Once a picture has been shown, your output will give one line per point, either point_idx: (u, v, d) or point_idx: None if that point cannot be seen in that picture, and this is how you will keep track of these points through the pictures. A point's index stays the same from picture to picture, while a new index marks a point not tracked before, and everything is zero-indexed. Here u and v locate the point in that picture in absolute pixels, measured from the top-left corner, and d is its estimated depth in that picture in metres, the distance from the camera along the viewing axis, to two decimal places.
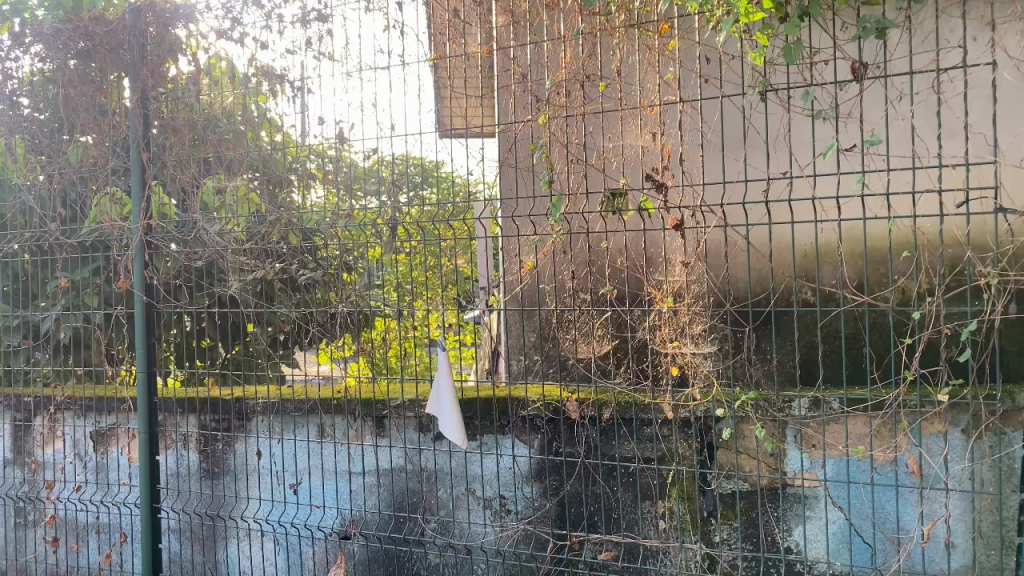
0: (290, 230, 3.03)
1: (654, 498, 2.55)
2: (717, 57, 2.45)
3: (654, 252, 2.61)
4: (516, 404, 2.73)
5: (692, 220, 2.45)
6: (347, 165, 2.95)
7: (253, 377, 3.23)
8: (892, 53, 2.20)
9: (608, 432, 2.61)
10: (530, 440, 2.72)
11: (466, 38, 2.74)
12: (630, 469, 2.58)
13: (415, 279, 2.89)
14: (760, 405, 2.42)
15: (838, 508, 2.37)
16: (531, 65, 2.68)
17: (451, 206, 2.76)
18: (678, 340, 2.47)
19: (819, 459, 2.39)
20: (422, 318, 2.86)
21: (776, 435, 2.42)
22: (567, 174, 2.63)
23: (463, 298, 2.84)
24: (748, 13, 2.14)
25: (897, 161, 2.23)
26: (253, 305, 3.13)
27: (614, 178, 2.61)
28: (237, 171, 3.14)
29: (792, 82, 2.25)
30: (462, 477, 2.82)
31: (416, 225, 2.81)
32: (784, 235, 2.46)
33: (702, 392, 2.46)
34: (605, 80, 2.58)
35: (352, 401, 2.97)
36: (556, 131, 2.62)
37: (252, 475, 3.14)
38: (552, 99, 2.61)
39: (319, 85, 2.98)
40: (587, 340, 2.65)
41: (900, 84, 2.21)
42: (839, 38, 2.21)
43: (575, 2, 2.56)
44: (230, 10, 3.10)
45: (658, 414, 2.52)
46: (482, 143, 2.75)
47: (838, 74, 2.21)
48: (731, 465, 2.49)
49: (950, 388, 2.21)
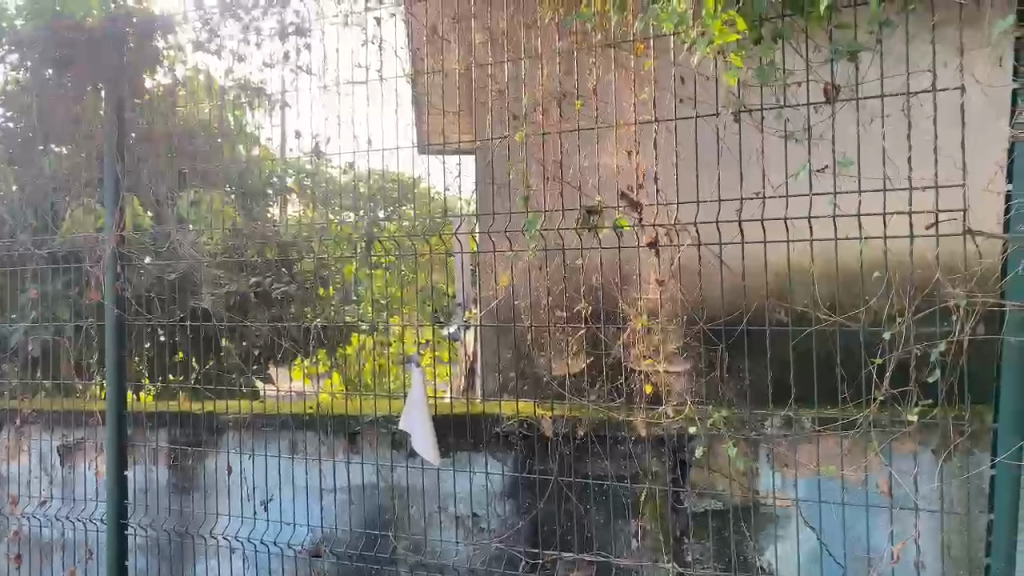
0: (266, 244, 3.01)
1: (627, 517, 2.54)
2: (692, 77, 2.46)
3: (628, 269, 2.59)
4: (490, 421, 2.73)
5: (667, 239, 2.49)
6: (325, 179, 2.93)
7: (224, 391, 3.15)
8: (864, 76, 2.21)
9: (582, 450, 2.60)
10: (503, 457, 2.71)
11: (445, 55, 2.78)
12: (603, 488, 2.57)
13: (390, 295, 2.84)
14: (732, 423, 2.43)
15: (809, 528, 2.36)
16: (509, 82, 2.69)
17: (429, 221, 2.75)
18: (653, 357, 2.52)
19: (791, 478, 2.37)
20: (398, 334, 2.84)
21: (749, 454, 2.41)
22: (543, 193, 2.65)
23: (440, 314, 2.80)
24: (722, 34, 2.16)
25: (868, 183, 2.26)
26: (226, 317, 3.11)
27: (590, 196, 2.59)
28: (214, 183, 3.13)
29: (765, 104, 2.30)
30: (435, 494, 2.80)
31: (394, 240, 2.80)
32: (756, 256, 2.44)
33: (676, 410, 2.47)
34: (582, 98, 2.59)
35: (324, 417, 2.95)
36: (534, 148, 2.66)
37: (222, 491, 3.10)
38: (529, 117, 2.65)
39: (296, 99, 2.97)
40: (562, 357, 2.65)
41: (871, 107, 2.24)
42: (811, 60, 2.23)
43: (553, 22, 2.61)
44: (208, 22, 3.08)
45: (631, 432, 2.53)
46: (459, 160, 2.78)
47: (811, 96, 2.25)
48: (704, 483, 2.46)
49: (920, 408, 2.23)
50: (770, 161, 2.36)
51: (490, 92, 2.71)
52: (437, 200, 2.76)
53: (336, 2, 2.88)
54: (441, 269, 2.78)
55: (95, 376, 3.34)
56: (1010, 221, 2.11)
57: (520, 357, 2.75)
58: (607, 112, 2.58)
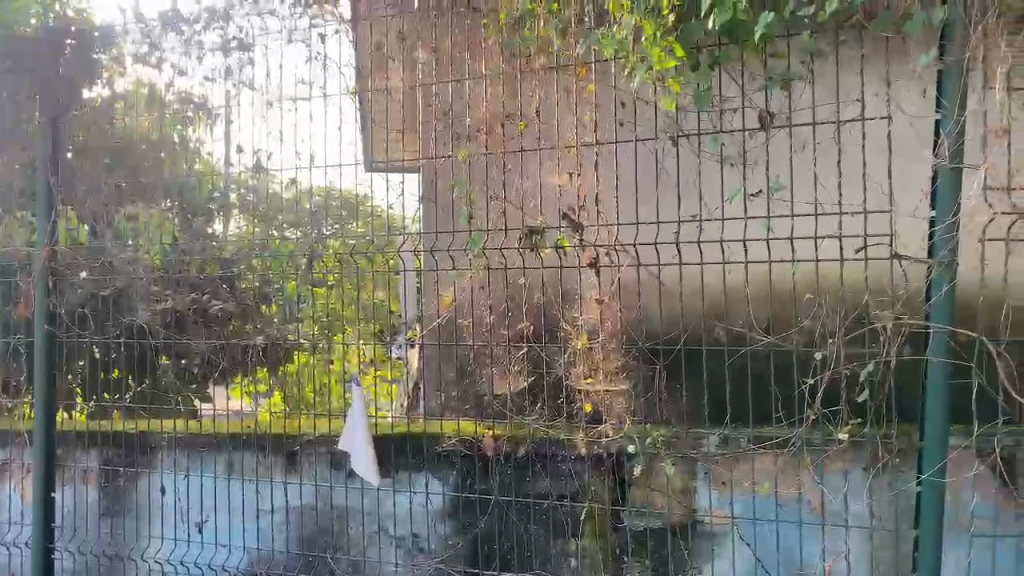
0: (207, 260, 2.98)
1: (567, 536, 2.55)
2: (631, 101, 2.49)
3: (569, 288, 2.60)
4: (432, 440, 2.72)
5: (607, 258, 2.51)
6: (271, 196, 2.89)
7: (160, 410, 3.06)
8: (797, 103, 2.29)
9: (522, 469, 2.60)
10: (445, 476, 2.70)
11: (388, 73, 2.77)
12: (543, 507, 2.57)
13: (333, 312, 2.81)
14: (672, 441, 2.46)
15: (745, 544, 2.39)
16: (454, 102, 2.70)
17: (373, 238, 2.75)
18: (593, 377, 2.54)
19: (727, 496, 2.42)
20: (340, 352, 2.81)
21: (687, 473, 2.45)
22: (486, 213, 2.66)
23: (384, 332, 2.77)
24: (660, 60, 2.23)
25: (800, 207, 2.32)
26: (162, 335, 3.04)
27: (532, 216, 2.61)
28: (152, 198, 3.07)
29: (702, 129, 2.36)
30: (374, 515, 2.76)
31: (339, 259, 2.79)
32: (693, 278, 2.47)
33: (615, 429, 2.49)
34: (525, 119, 2.60)
35: (262, 436, 2.90)
36: (476, 169, 2.67)
37: (155, 512, 3.03)
38: (473, 136, 2.66)
39: (239, 114, 2.94)
40: (504, 376, 2.65)
41: (804, 133, 2.31)
42: (745, 87, 2.30)
43: (496, 43, 2.63)
44: (149, 35, 3.03)
45: (572, 450, 2.54)
46: (403, 177, 2.76)
47: (746, 122, 2.33)
48: (644, 501, 2.48)
49: (850, 427, 2.30)
50: (706, 184, 2.41)
51: (434, 111, 2.73)
52: (382, 216, 2.76)
53: (279, 17, 2.86)
54: (385, 286, 2.75)
55: (21, 394, 3.22)
56: (934, 246, 2.10)
57: (462, 376, 2.73)
58: (549, 133, 2.58)
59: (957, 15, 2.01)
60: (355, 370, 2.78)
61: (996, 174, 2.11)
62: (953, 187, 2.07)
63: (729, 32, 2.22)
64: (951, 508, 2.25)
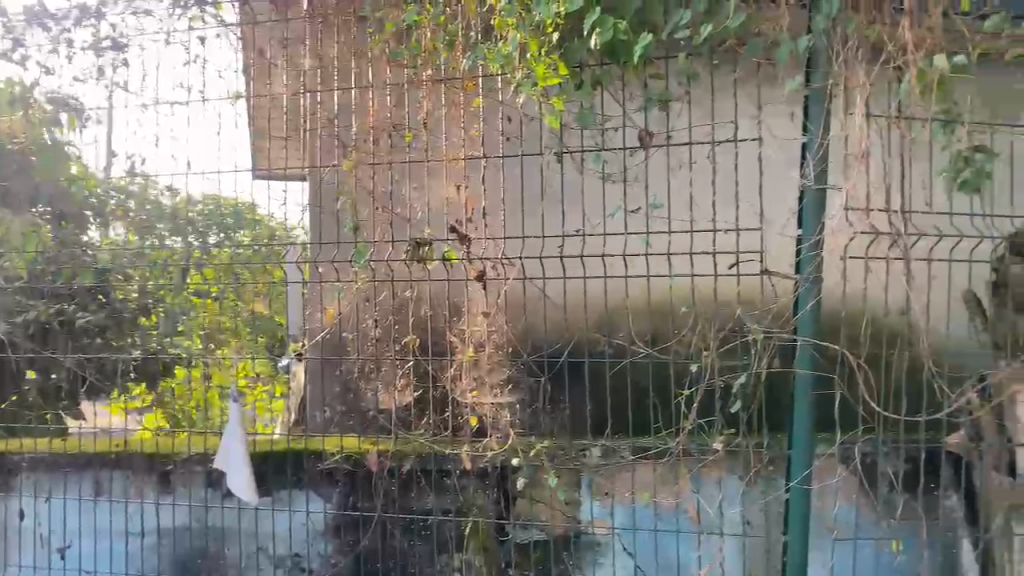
0: (78, 269, 2.83)
1: (451, 551, 2.53)
2: (517, 116, 2.50)
3: (458, 300, 2.57)
4: (314, 457, 2.65)
5: (494, 271, 2.49)
6: (150, 204, 2.78)
7: (27, 429, 2.91)
8: (674, 124, 2.37)
9: (407, 485, 2.58)
10: (328, 493, 2.63)
11: (272, 80, 2.71)
12: (427, 523, 2.55)
13: (222, 326, 2.75)
14: (555, 454, 2.48)
15: (627, 554, 2.44)
16: (339, 111, 2.65)
17: (264, 247, 2.67)
18: (478, 391, 2.50)
19: (609, 507, 2.44)
20: (226, 367, 2.74)
21: (571, 484, 2.46)
22: (372, 224, 2.62)
23: (274, 346, 2.72)
24: (546, 78, 2.23)
25: (678, 224, 2.41)
26: (25, 349, 2.89)
27: (419, 229, 2.59)
28: (16, 203, 2.90)
29: (585, 147, 2.40)
30: (253, 535, 2.68)
31: (224, 266, 2.70)
32: (576, 292, 2.51)
33: (500, 442, 2.46)
34: (411, 130, 2.58)
35: (134, 455, 2.76)
36: (362, 178, 2.61)
37: (14, 537, 2.84)
38: (359, 145, 2.61)
39: (112, 117, 2.82)
40: (389, 389, 2.60)
41: (681, 153, 2.40)
42: (627, 106, 2.35)
43: (383, 52, 2.58)
44: (12, 30, 2.85)
45: (457, 465, 2.52)
46: (286, 185, 2.70)
47: (627, 141, 2.39)
48: (528, 514, 2.48)
49: (724, 437, 2.37)
50: (589, 200, 2.48)
51: (318, 119, 2.66)
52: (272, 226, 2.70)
53: (156, 18, 2.75)
54: (271, 298, 2.70)
55: None
56: (802, 262, 2.20)
57: (347, 392, 2.67)
58: (435, 145, 2.57)
59: (822, 45, 2.11)
60: (244, 386, 2.72)
61: (855, 197, 2.22)
62: (818, 208, 2.18)
63: (613, 52, 2.22)
64: (816, 509, 2.42)
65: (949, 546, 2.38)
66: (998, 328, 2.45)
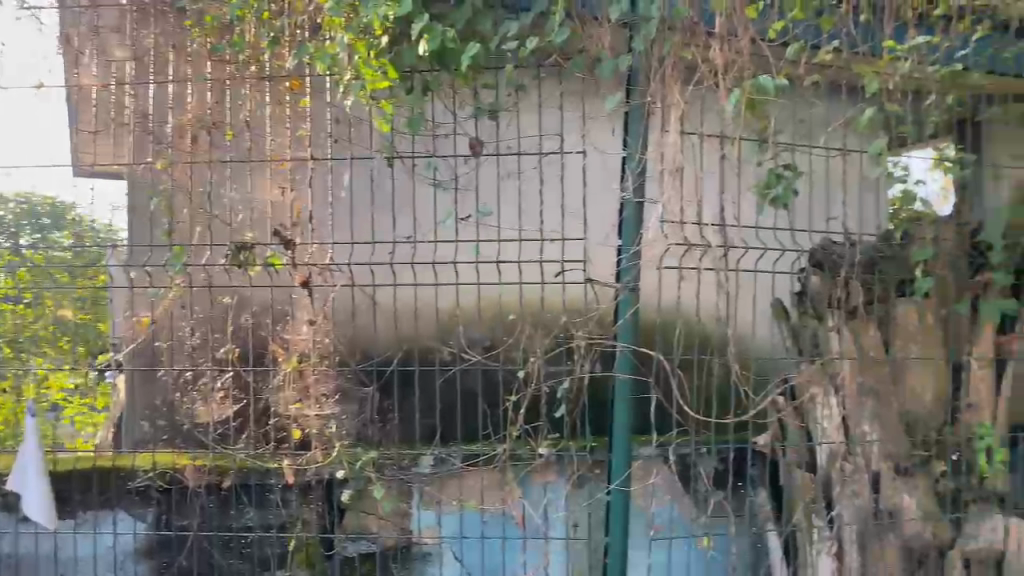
0: None
1: (273, 568, 2.44)
2: (346, 119, 2.44)
3: (282, 309, 2.49)
4: (123, 476, 2.48)
5: (321, 278, 2.43)
6: None
7: None
8: (503, 134, 2.40)
9: (226, 502, 2.46)
10: (141, 512, 2.48)
11: (79, 71, 2.54)
12: (247, 540, 2.45)
13: (33, 334, 2.55)
14: (385, 463, 2.44)
15: (455, 560, 2.44)
16: (155, 106, 2.50)
17: (83, 250, 2.51)
18: (302, 402, 2.43)
19: (440, 515, 2.44)
20: (39, 379, 2.54)
21: (398, 495, 2.42)
22: (189, 226, 2.48)
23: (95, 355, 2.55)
24: (374, 80, 2.23)
25: (506, 232, 2.43)
26: None
27: (241, 233, 2.48)
28: None
29: (415, 152, 2.39)
30: (52, 562, 2.49)
31: (35, 273, 2.52)
32: (405, 300, 2.48)
33: (325, 454, 2.41)
34: (233, 129, 2.47)
35: None
36: (179, 178, 2.47)
37: None
38: (175, 144, 2.47)
39: None
40: (207, 402, 2.48)
41: (510, 162, 2.43)
42: (457, 113, 2.35)
43: (204, 46, 2.45)
44: None
45: (279, 480, 2.44)
46: (93, 184, 2.53)
47: (457, 148, 2.40)
48: (356, 527, 2.43)
49: (549, 442, 2.41)
50: (419, 207, 2.45)
51: (131, 114, 2.51)
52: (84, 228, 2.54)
53: None
54: (88, 305, 2.54)
55: None
56: (622, 272, 2.29)
57: (167, 407, 2.52)
58: (260, 144, 2.47)
59: (640, 64, 2.21)
60: (59, 399, 2.54)
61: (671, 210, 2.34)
62: (636, 221, 2.28)
63: (439, 59, 2.21)
64: (638, 508, 2.56)
65: (756, 544, 2.58)
66: (799, 334, 2.61)
